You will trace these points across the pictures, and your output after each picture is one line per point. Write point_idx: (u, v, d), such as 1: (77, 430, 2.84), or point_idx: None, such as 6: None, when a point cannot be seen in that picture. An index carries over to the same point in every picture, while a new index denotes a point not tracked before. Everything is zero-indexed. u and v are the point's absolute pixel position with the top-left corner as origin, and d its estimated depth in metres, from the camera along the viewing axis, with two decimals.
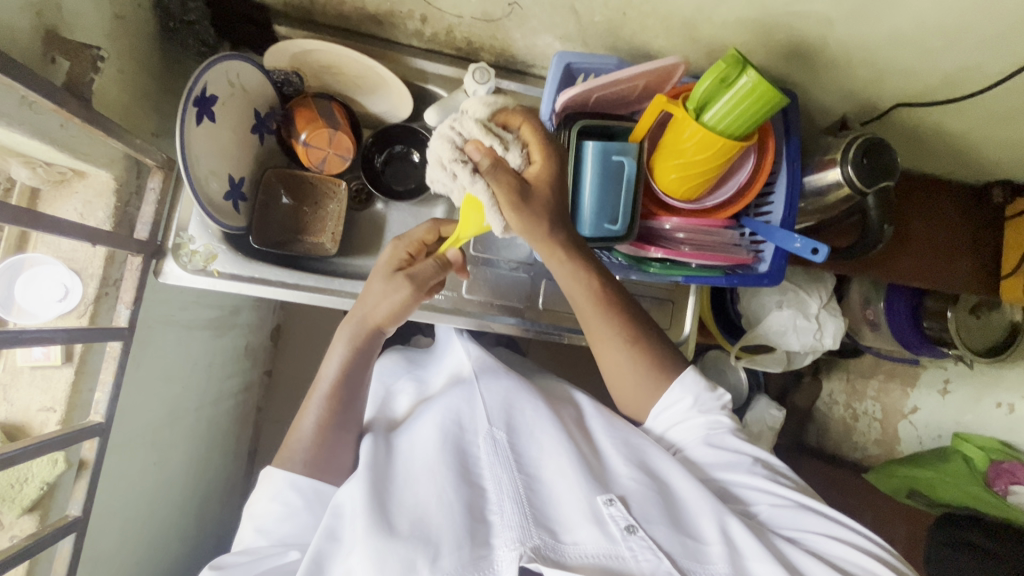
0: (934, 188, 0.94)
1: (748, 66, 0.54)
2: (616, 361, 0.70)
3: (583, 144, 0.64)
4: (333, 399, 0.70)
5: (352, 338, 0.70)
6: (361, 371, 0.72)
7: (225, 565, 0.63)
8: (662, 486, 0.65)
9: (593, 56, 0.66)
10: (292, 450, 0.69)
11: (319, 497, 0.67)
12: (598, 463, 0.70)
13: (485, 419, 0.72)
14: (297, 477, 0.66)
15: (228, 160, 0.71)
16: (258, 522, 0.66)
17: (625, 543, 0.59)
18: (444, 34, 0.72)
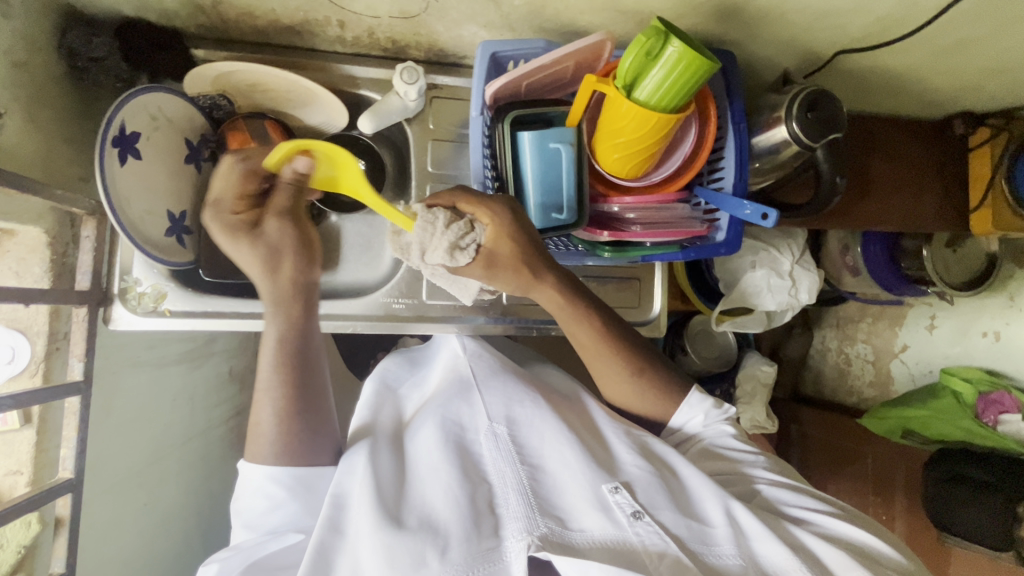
0: (897, 126, 0.91)
1: (672, 37, 0.52)
2: (622, 392, 0.75)
3: (518, 134, 0.62)
4: (287, 395, 0.67)
5: (287, 314, 0.70)
6: (309, 355, 0.71)
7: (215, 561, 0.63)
8: (665, 474, 0.66)
9: (517, 42, 0.63)
10: (258, 439, 0.67)
11: (303, 482, 0.66)
12: (602, 448, 0.70)
13: (485, 416, 0.71)
14: (271, 469, 0.65)
15: (164, 195, 0.70)
16: (244, 518, 0.66)
17: (633, 530, 0.59)
18: (366, 36, 0.70)
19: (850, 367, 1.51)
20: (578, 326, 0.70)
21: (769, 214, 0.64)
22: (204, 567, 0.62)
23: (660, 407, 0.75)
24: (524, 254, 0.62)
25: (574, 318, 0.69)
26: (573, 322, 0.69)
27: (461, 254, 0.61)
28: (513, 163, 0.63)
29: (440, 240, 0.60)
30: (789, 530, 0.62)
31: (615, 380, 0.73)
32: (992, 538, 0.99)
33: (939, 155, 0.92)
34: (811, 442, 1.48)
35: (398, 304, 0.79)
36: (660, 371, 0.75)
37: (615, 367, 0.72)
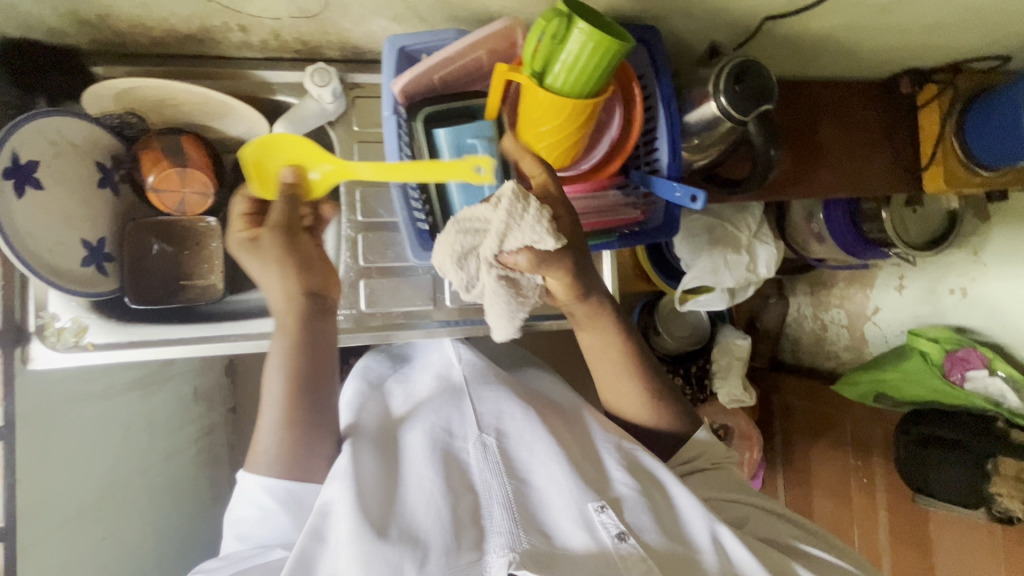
0: (845, 89, 0.89)
1: (574, 18, 0.50)
2: (635, 414, 0.77)
3: (433, 132, 0.60)
4: (288, 399, 0.63)
5: (286, 326, 0.65)
6: (313, 366, 0.65)
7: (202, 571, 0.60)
8: (652, 488, 0.66)
9: (426, 34, 0.60)
10: (257, 451, 0.64)
11: (297, 499, 0.62)
12: (594, 466, 0.69)
13: (475, 425, 0.69)
14: (267, 479, 0.62)
15: (76, 225, 0.66)
16: (237, 527, 0.63)
17: (620, 557, 0.58)
18: (273, 39, 0.66)
19: (827, 333, 1.51)
20: (594, 333, 0.72)
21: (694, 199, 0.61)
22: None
23: (668, 430, 0.77)
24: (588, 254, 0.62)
25: (598, 340, 0.72)
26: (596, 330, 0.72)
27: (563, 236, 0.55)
28: (433, 162, 0.61)
29: (542, 215, 0.53)
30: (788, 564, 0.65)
31: (628, 404, 0.76)
32: (963, 494, 0.98)
33: (887, 115, 0.90)
34: (793, 411, 1.49)
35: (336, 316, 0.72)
36: (668, 394, 0.75)
37: (631, 390, 0.74)
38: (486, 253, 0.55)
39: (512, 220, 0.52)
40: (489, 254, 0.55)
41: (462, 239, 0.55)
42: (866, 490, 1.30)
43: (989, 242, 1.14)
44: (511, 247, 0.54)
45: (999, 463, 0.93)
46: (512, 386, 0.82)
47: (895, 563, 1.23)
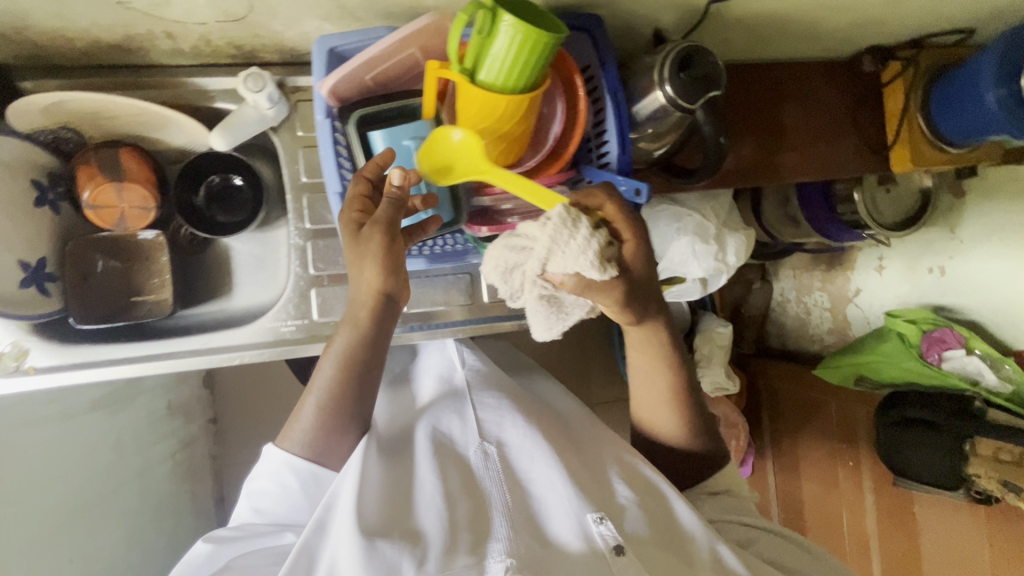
0: (808, 71, 0.87)
1: (500, 13, 0.48)
2: (666, 432, 0.78)
3: (369, 135, 0.58)
4: (336, 386, 0.64)
5: (355, 319, 0.62)
6: (369, 357, 0.64)
7: (218, 538, 0.63)
8: (652, 500, 0.68)
9: (356, 34, 0.58)
10: (293, 429, 0.66)
11: (318, 482, 0.65)
12: (597, 480, 0.70)
13: (478, 433, 0.72)
14: (294, 458, 0.64)
15: (15, 244, 0.64)
16: (254, 499, 0.66)
17: (615, 563, 0.59)
18: (204, 44, 0.64)
19: (810, 317, 1.49)
20: (645, 356, 0.75)
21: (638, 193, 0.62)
22: (203, 543, 0.64)
23: (691, 454, 0.79)
24: (644, 280, 0.63)
25: (649, 362, 0.75)
26: (645, 353, 0.75)
27: (609, 268, 0.56)
28: (370, 166, 0.59)
29: (592, 249, 0.53)
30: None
31: (660, 423, 0.78)
32: (942, 476, 0.97)
33: (849, 96, 0.88)
34: (779, 396, 1.48)
35: (288, 326, 0.71)
36: (704, 420, 0.79)
37: (667, 415, 0.77)
38: (531, 271, 0.55)
39: (562, 248, 0.53)
40: (539, 272, 0.55)
41: (508, 250, 0.55)
42: (853, 473, 1.28)
43: (966, 218, 1.11)
44: (555, 271, 0.54)
45: (977, 443, 0.93)
46: (516, 391, 0.84)
47: (881, 546, 1.21)
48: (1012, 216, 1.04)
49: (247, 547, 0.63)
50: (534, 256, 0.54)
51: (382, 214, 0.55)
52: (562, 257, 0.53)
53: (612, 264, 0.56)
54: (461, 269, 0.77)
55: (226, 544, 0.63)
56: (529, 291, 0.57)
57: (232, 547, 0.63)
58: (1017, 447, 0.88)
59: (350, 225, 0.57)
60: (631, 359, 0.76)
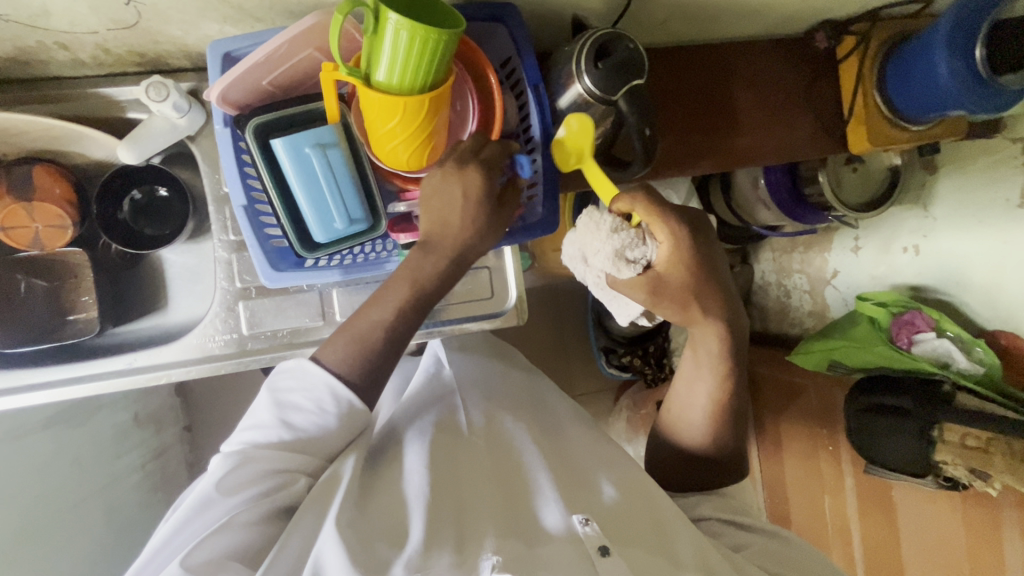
0: (758, 49, 0.83)
1: (385, 9, 0.45)
2: (690, 434, 0.74)
3: (269, 143, 0.54)
4: (395, 320, 0.60)
5: (425, 262, 0.60)
6: (429, 296, 0.61)
7: (233, 473, 0.54)
8: (643, 505, 0.65)
9: (250, 36, 0.55)
10: (339, 338, 0.60)
11: (353, 416, 0.59)
12: (580, 485, 0.67)
13: (467, 433, 0.70)
14: (337, 385, 0.58)
15: None
16: (282, 411, 0.58)
17: (601, 564, 0.54)
18: (104, 53, 0.61)
19: (791, 300, 1.46)
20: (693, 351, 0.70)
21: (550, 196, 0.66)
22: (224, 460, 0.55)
23: (699, 458, 0.75)
24: (680, 285, 0.61)
25: (694, 358, 0.71)
26: (697, 350, 0.70)
27: (626, 267, 0.59)
28: (274, 175, 0.55)
29: (608, 248, 0.58)
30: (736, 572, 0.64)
31: (686, 422, 0.74)
32: (912, 462, 0.95)
33: (804, 73, 0.84)
34: (760, 381, 1.45)
35: (217, 342, 0.69)
36: (733, 429, 0.74)
37: (699, 418, 0.73)
38: (579, 261, 0.64)
39: (591, 247, 0.60)
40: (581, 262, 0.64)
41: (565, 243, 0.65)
42: (833, 459, 1.24)
43: (937, 194, 1.07)
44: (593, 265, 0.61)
45: (944, 429, 0.90)
46: (503, 393, 0.80)
47: (862, 531, 1.19)
48: (982, 191, 0.99)
49: (253, 493, 0.54)
50: (581, 251, 0.63)
51: (489, 154, 0.58)
52: (587, 249, 0.61)
53: (636, 263, 0.59)
54: None
55: (236, 492, 0.54)
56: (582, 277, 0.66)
57: (240, 495, 0.54)
58: (983, 432, 0.85)
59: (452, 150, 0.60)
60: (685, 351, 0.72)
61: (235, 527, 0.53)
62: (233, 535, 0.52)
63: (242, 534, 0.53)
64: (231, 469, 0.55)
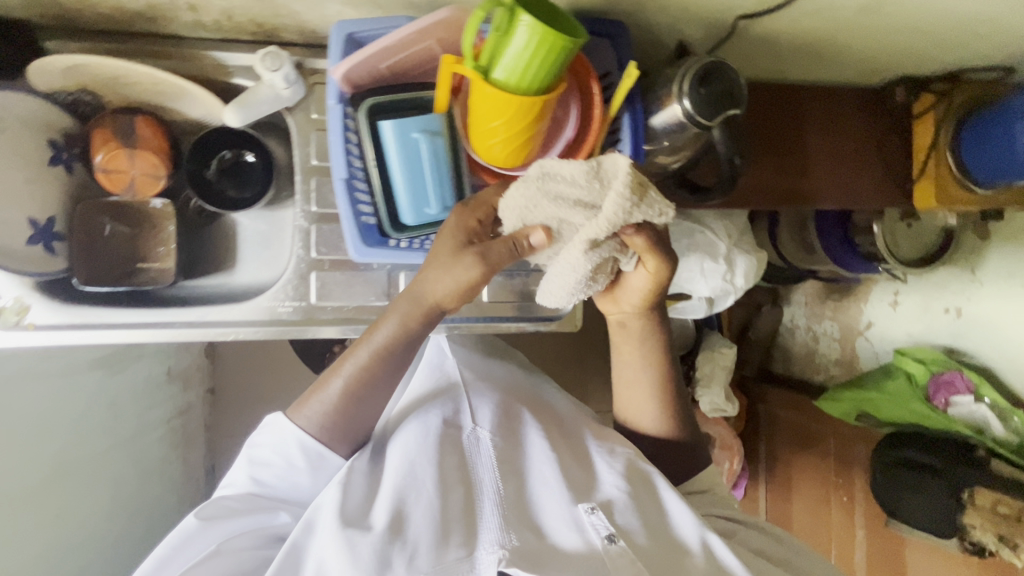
0: (835, 96, 0.84)
1: (520, 11, 0.47)
2: (633, 397, 0.77)
3: (378, 122, 0.57)
4: (367, 371, 0.64)
5: (406, 316, 0.63)
6: (406, 350, 0.65)
7: (215, 511, 0.61)
8: (644, 492, 0.66)
9: (377, 21, 0.58)
10: (309, 404, 0.65)
11: (324, 463, 0.64)
12: (584, 469, 0.69)
13: (471, 422, 0.70)
14: (306, 437, 0.63)
15: (24, 203, 0.66)
16: (254, 469, 0.64)
17: (607, 556, 0.58)
18: (226, 19, 0.64)
19: (818, 346, 1.44)
20: (626, 348, 0.75)
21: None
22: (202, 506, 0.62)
23: (644, 407, 0.77)
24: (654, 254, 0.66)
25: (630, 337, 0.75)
26: (629, 340, 0.75)
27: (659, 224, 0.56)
28: (377, 153, 0.58)
29: (652, 206, 0.53)
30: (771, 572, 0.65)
31: (626, 384, 0.77)
32: (938, 524, 0.94)
33: (878, 125, 0.85)
34: (776, 421, 1.44)
35: (284, 308, 0.71)
36: (681, 400, 0.77)
37: (636, 377, 0.76)
38: (587, 238, 0.54)
39: (608, 218, 0.52)
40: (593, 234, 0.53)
41: (535, 197, 0.54)
42: (845, 509, 1.25)
43: (987, 260, 1.08)
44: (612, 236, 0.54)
45: (975, 493, 0.90)
46: (511, 393, 0.80)
47: None
48: None
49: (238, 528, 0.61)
50: (568, 213, 0.53)
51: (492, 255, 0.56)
52: (621, 211, 0.52)
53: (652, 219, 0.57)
54: None
55: (217, 522, 0.60)
56: (574, 257, 0.55)
57: (221, 527, 0.61)
58: (1015, 502, 0.86)
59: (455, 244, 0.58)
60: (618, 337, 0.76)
61: (226, 552, 0.59)
62: (223, 562, 0.58)
63: (226, 562, 0.58)
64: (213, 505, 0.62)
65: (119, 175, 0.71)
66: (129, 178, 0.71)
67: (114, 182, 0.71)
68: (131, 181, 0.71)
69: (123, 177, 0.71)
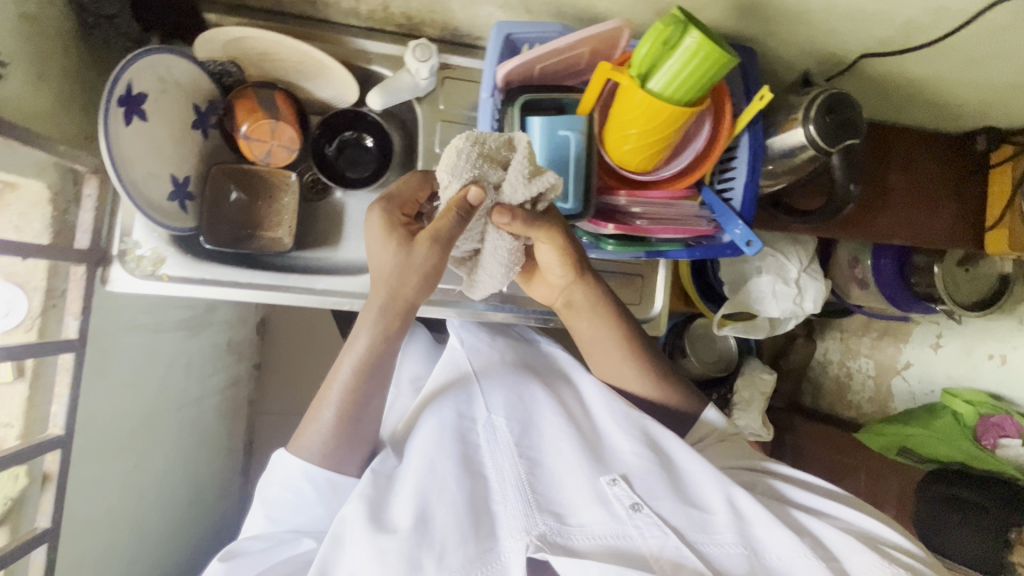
0: (918, 139, 0.89)
1: (691, 26, 0.51)
2: (613, 367, 0.76)
3: (528, 118, 0.62)
4: (355, 390, 0.62)
5: (388, 325, 0.61)
6: (389, 360, 0.63)
7: (236, 553, 0.62)
8: (664, 461, 0.65)
9: (535, 25, 0.62)
10: (306, 435, 0.63)
11: (335, 487, 0.63)
12: (597, 443, 0.69)
13: (484, 408, 0.69)
14: (311, 467, 0.61)
15: (168, 160, 0.69)
16: (270, 508, 0.64)
17: (633, 526, 0.59)
18: (381, 10, 0.69)
19: (851, 381, 1.46)
20: (585, 325, 0.74)
21: (755, 243, 0.65)
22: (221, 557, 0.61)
23: (628, 374, 0.75)
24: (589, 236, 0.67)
25: (590, 317, 0.73)
26: (589, 322, 0.73)
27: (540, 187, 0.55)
28: None
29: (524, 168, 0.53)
30: (789, 512, 0.64)
31: (601, 356, 0.76)
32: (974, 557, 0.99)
33: (957, 170, 0.90)
34: (803, 453, 1.39)
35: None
36: (661, 364, 0.76)
37: (604, 352, 0.75)
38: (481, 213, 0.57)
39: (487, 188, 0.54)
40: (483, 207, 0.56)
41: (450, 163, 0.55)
42: None
43: None
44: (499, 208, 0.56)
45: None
46: (523, 365, 0.79)
47: None
48: None
49: (266, 562, 0.62)
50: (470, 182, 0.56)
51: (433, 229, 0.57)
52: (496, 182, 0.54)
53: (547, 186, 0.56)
54: None
55: (238, 557, 0.61)
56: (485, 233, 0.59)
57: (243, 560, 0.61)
58: None
59: (397, 230, 0.61)
60: (573, 322, 0.74)
61: None
62: None
63: None
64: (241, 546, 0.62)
65: (254, 143, 0.74)
66: (263, 150, 0.75)
67: (249, 152, 0.75)
68: (266, 155, 0.75)
69: (258, 147, 0.75)
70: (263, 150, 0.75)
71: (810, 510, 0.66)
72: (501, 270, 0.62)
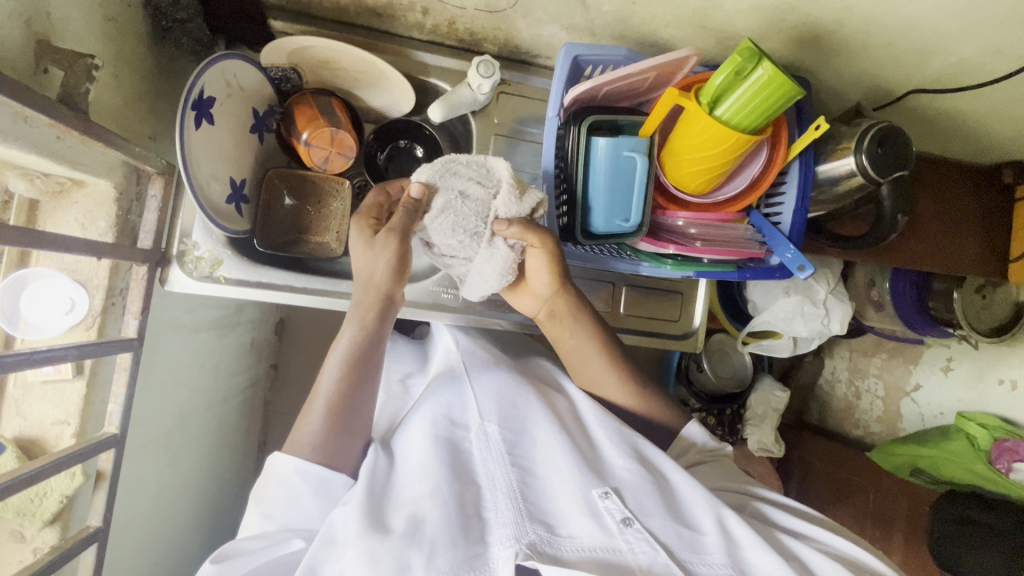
0: (948, 170, 0.92)
1: (764, 58, 0.53)
2: (600, 379, 0.76)
3: (593, 139, 0.63)
4: (344, 381, 0.63)
5: (362, 319, 0.65)
6: (373, 355, 0.65)
7: (232, 553, 0.57)
8: (658, 479, 0.63)
9: (601, 48, 0.64)
10: (301, 433, 0.61)
11: (328, 485, 0.60)
12: (593, 454, 0.66)
13: (478, 414, 0.66)
14: (304, 462, 0.59)
15: (228, 162, 0.69)
16: (263, 505, 0.60)
17: (623, 540, 0.56)
18: (446, 25, 0.70)
19: (859, 401, 1.42)
20: (567, 336, 0.74)
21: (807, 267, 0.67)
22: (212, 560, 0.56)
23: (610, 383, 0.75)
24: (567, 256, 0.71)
25: (572, 328, 0.74)
26: (572, 333, 0.74)
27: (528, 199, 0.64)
28: (583, 165, 0.64)
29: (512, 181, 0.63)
30: (777, 537, 0.62)
31: (585, 368, 0.76)
32: None
33: (985, 201, 0.93)
34: (811, 470, 1.40)
35: (447, 294, 0.80)
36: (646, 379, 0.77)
37: (585, 363, 0.76)
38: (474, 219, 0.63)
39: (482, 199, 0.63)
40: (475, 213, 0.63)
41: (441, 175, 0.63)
42: None
43: None
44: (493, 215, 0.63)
45: None
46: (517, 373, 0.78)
47: None
48: None
49: (253, 563, 0.56)
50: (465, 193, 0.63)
51: (398, 222, 0.63)
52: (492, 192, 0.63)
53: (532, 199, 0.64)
54: (606, 277, 0.82)
55: (227, 560, 0.56)
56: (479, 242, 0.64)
57: (233, 565, 0.56)
58: None
59: (366, 231, 0.65)
60: (556, 334, 0.75)
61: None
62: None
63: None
64: (229, 549, 0.57)
65: (314, 151, 0.74)
66: (321, 157, 0.75)
67: (308, 158, 0.75)
68: (323, 161, 0.76)
69: (318, 155, 0.75)
70: (321, 156, 0.75)
71: (801, 538, 0.65)
72: (495, 277, 0.66)
